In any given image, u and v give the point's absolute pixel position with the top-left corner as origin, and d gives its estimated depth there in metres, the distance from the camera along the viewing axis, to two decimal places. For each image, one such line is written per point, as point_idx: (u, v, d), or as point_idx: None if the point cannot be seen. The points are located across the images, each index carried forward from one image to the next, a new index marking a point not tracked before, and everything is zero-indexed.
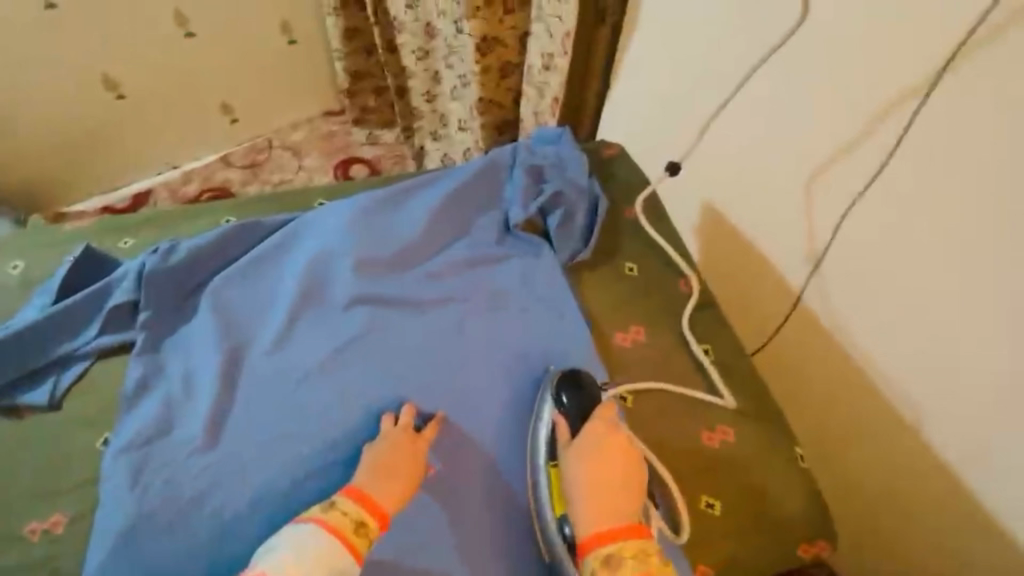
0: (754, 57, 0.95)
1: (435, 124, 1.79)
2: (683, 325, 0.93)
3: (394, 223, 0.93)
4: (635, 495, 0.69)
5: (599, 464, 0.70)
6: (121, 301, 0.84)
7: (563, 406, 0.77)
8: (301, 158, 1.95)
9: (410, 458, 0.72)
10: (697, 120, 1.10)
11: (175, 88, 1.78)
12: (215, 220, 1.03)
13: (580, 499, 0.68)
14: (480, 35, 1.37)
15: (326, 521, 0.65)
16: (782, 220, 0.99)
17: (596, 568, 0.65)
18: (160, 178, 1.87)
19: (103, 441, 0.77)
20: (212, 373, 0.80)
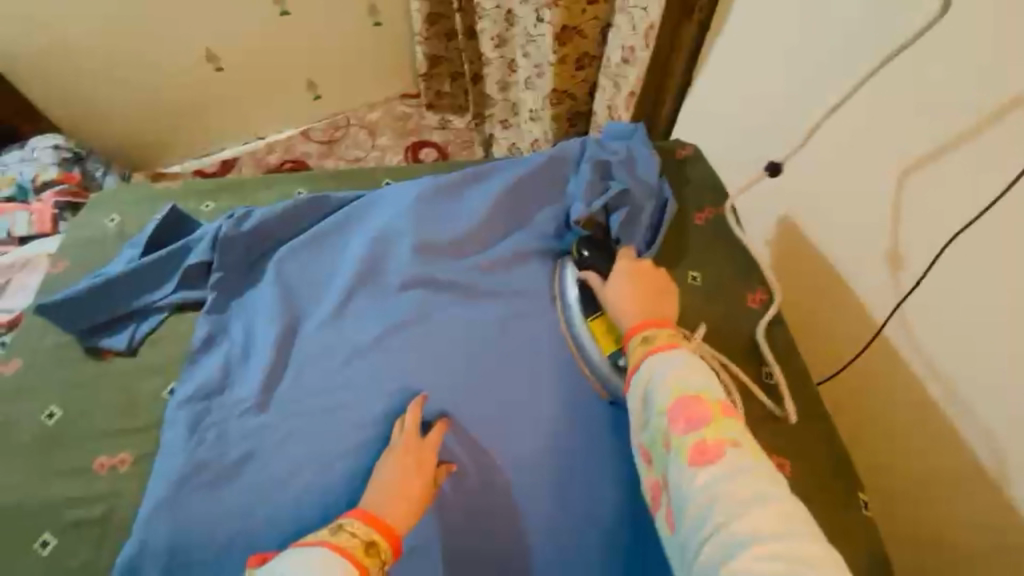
0: (870, 60, 0.84)
1: (507, 112, 1.80)
2: (760, 334, 0.86)
3: (448, 213, 0.93)
4: (667, 303, 0.77)
5: (630, 276, 0.78)
6: (198, 261, 0.90)
7: (586, 258, 0.87)
8: (375, 138, 2.01)
9: (413, 471, 0.70)
10: (784, 125, 1.02)
11: (265, 63, 1.87)
12: (287, 191, 1.08)
13: (617, 304, 0.75)
14: (559, 24, 1.33)
15: (334, 542, 0.62)
16: (865, 242, 0.90)
17: (637, 345, 0.70)
18: (246, 147, 1.98)
19: (169, 390, 0.83)
20: (269, 339, 0.84)
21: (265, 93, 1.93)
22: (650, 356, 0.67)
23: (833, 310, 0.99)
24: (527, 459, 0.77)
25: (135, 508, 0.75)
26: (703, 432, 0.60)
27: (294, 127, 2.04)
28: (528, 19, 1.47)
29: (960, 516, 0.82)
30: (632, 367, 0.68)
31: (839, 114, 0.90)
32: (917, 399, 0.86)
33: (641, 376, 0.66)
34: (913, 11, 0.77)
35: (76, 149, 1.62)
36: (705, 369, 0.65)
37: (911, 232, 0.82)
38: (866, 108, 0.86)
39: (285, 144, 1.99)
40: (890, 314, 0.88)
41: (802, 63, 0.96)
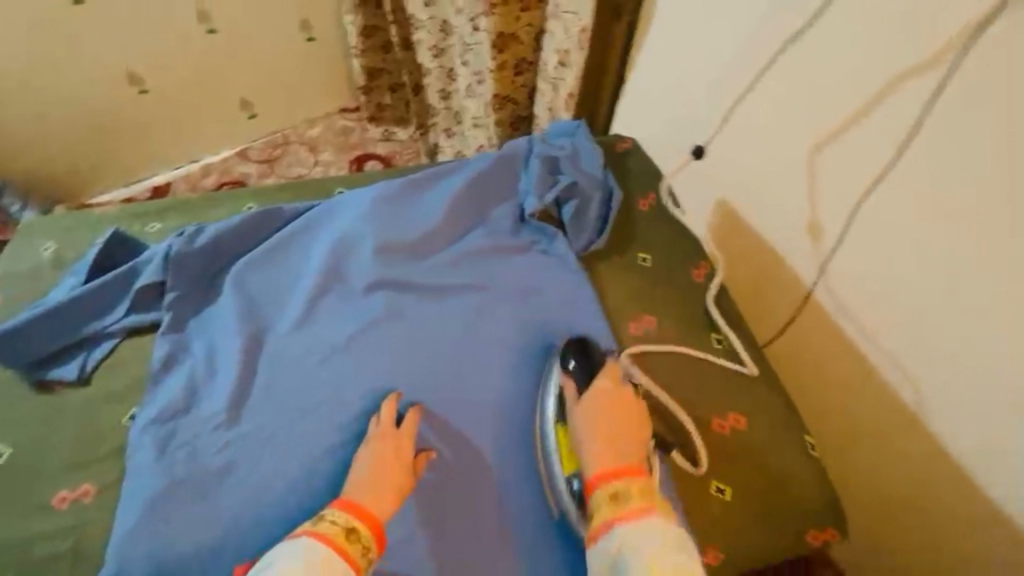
0: (774, 42, 0.95)
1: (449, 120, 1.83)
2: (710, 305, 0.94)
3: (406, 214, 0.95)
4: (640, 444, 0.73)
5: (607, 412, 0.74)
6: (149, 282, 0.87)
7: (569, 369, 0.79)
8: (317, 154, 2.00)
9: (394, 461, 0.72)
10: (709, 113, 1.12)
11: (196, 82, 1.82)
12: (237, 206, 1.06)
13: (586, 446, 0.72)
14: (496, 31, 1.39)
15: (317, 531, 0.65)
16: (790, 215, 1.01)
17: (603, 503, 0.68)
18: (177, 173, 1.92)
19: (129, 417, 0.80)
20: (235, 352, 0.83)
21: (199, 115, 1.88)
22: (621, 524, 0.66)
23: (772, 278, 1.08)
24: (503, 440, 0.80)
25: (106, 539, 0.72)
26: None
27: (232, 147, 1.99)
28: (463, 28, 1.53)
29: (903, 449, 0.94)
30: (601, 532, 0.67)
31: (757, 92, 1.01)
32: (848, 348, 0.98)
33: (612, 547, 0.65)
34: (801, 11, 0.90)
35: None
36: (684, 547, 0.64)
37: (825, 199, 0.94)
38: (776, 84, 0.97)
39: (223, 165, 1.95)
40: (819, 277, 0.99)
41: (718, 58, 1.06)
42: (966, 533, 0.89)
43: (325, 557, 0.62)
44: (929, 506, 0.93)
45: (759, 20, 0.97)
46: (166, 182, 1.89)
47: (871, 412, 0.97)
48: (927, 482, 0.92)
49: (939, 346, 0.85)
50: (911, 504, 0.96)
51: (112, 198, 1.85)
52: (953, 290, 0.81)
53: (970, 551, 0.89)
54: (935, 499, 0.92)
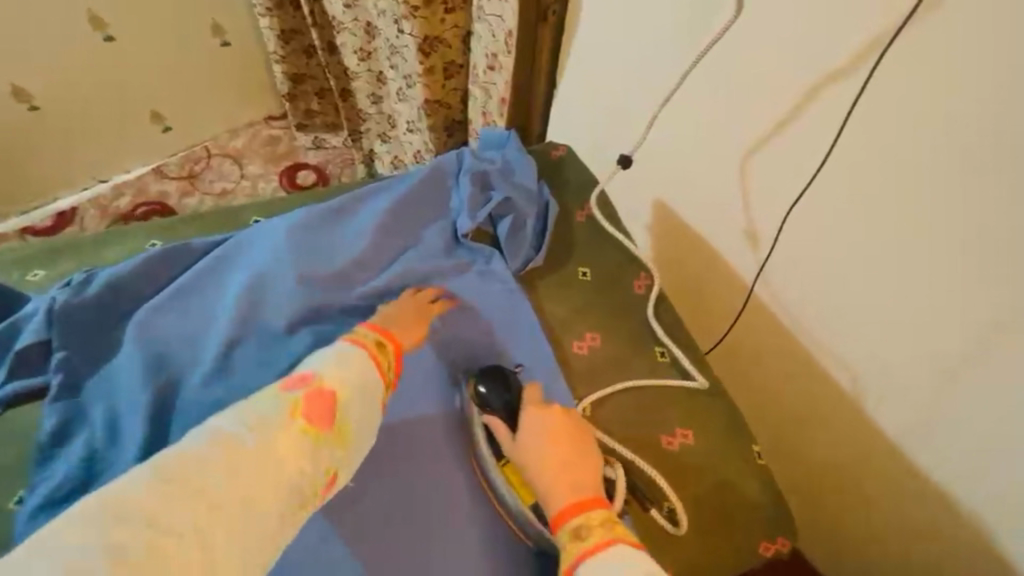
0: (704, 38, 0.94)
1: (383, 124, 1.75)
2: (649, 315, 0.93)
3: (326, 244, 0.88)
4: (592, 465, 0.71)
5: (545, 439, 0.72)
6: (30, 341, 0.77)
7: (489, 406, 0.77)
8: (243, 165, 1.89)
9: (415, 315, 0.82)
10: (642, 117, 1.11)
11: (96, 95, 1.69)
12: (139, 244, 0.96)
13: (542, 480, 0.70)
14: (421, 35, 1.33)
15: (351, 337, 0.73)
16: (726, 216, 1.03)
17: (567, 542, 0.66)
18: (86, 194, 1.77)
19: (18, 500, 0.71)
20: (140, 415, 0.75)
21: (104, 131, 1.75)
22: (585, 565, 0.63)
23: (720, 282, 1.10)
24: (443, 477, 0.77)
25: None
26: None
27: (144, 166, 1.86)
28: (389, 30, 1.45)
29: (848, 436, 0.99)
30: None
31: (683, 93, 1.01)
32: (792, 345, 1.02)
33: None
34: (720, 15, 0.90)
35: None
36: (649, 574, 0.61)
37: (757, 202, 0.97)
38: (710, 81, 0.95)
39: (137, 185, 1.80)
40: (757, 275, 1.03)
41: (644, 61, 1.05)
42: (910, 511, 0.94)
43: (364, 359, 0.70)
44: (874, 487, 0.98)
45: (687, 18, 0.95)
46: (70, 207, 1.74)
47: (817, 401, 1.01)
48: (872, 465, 0.97)
49: (875, 336, 0.89)
50: (857, 486, 1.01)
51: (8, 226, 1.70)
52: (886, 283, 0.85)
53: (914, 527, 0.95)
54: (872, 476, 0.98)
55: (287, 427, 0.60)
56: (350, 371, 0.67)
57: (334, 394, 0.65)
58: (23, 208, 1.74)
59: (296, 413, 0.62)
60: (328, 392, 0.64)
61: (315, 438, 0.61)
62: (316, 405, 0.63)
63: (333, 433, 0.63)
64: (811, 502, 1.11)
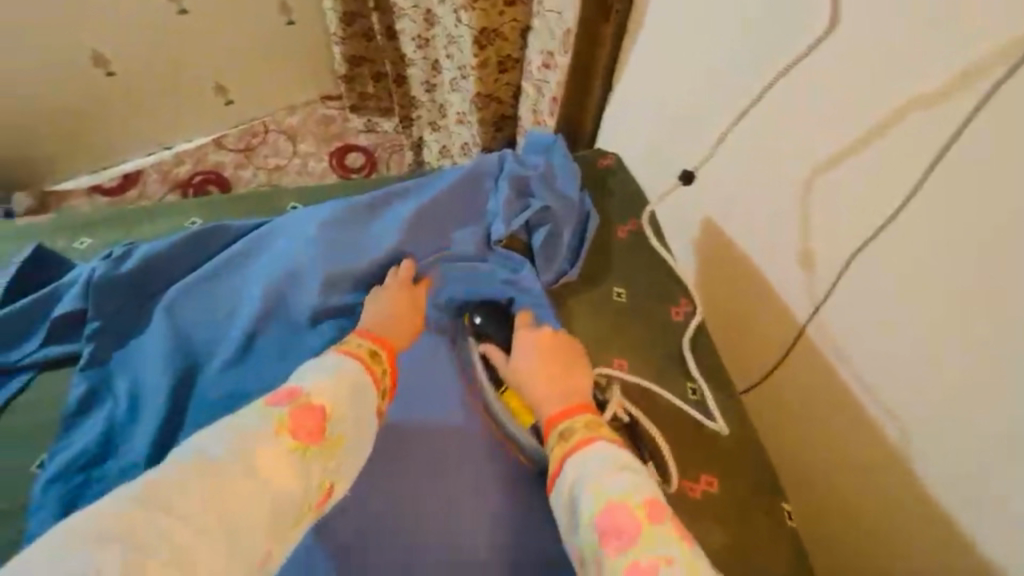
0: (775, 64, 0.86)
1: (434, 113, 1.73)
2: (684, 347, 0.87)
3: (356, 240, 0.87)
4: (582, 379, 0.75)
5: (536, 358, 0.76)
6: (69, 310, 0.79)
7: (483, 329, 0.84)
8: (296, 143, 1.92)
9: (409, 312, 0.80)
10: (710, 134, 1.02)
11: (166, 66, 1.75)
12: (180, 221, 0.97)
13: (534, 391, 0.74)
14: (479, 27, 1.29)
15: (343, 348, 0.69)
16: (774, 245, 0.95)
17: (555, 444, 0.68)
18: (149, 160, 1.86)
19: (39, 464, 0.73)
20: (159, 396, 0.76)
21: (169, 101, 1.81)
22: (572, 458, 0.65)
23: (765, 315, 1.02)
24: (450, 462, 0.77)
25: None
26: (633, 552, 0.56)
27: (205, 136, 1.92)
28: (448, 20, 1.42)
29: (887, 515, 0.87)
30: (555, 475, 0.66)
31: (753, 115, 0.92)
32: (849, 397, 0.88)
33: (564, 484, 0.64)
34: (808, 27, 0.80)
35: None
36: (628, 465, 0.63)
37: (820, 227, 0.85)
38: (782, 103, 0.87)
39: (197, 155, 1.87)
40: (811, 316, 0.92)
41: (715, 72, 0.97)
42: None
43: (357, 370, 0.66)
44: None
45: (761, 40, 0.87)
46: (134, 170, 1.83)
47: (858, 463, 0.89)
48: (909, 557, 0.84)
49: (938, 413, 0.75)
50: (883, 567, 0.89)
51: (77, 185, 1.80)
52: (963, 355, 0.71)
53: None
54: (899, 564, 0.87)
55: (266, 443, 0.57)
56: (342, 382, 0.63)
57: (324, 409, 0.61)
58: (92, 168, 1.83)
59: (281, 430, 0.58)
60: (318, 407, 0.60)
61: (303, 450, 0.58)
62: (306, 418, 0.59)
63: (324, 446, 0.60)
64: (817, 528, 1.00)
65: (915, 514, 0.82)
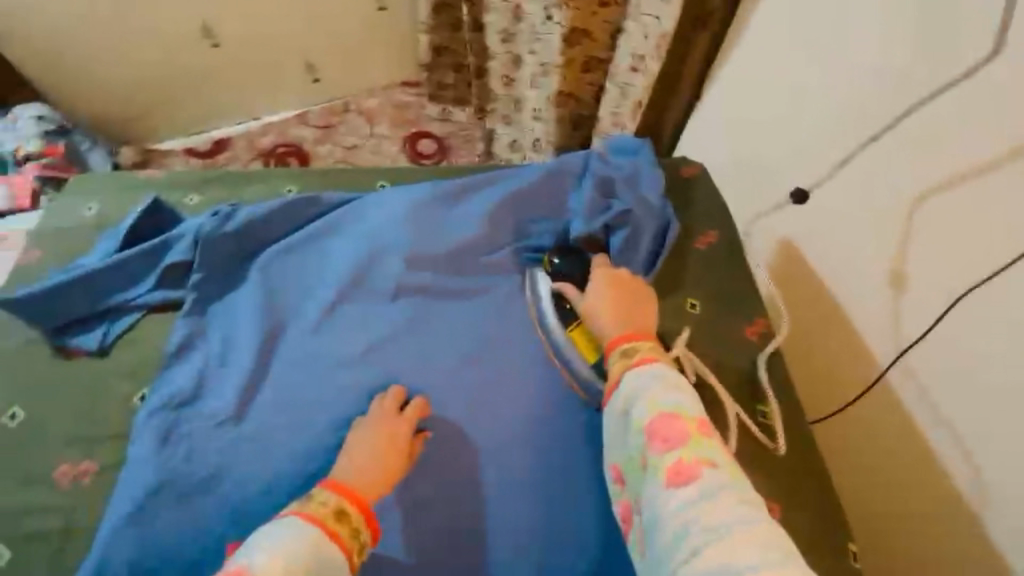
0: (919, 91, 0.81)
1: (509, 107, 1.74)
2: (758, 366, 0.84)
3: (439, 226, 0.91)
4: (647, 315, 0.78)
5: (606, 289, 0.79)
6: (177, 260, 0.86)
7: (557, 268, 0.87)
8: (373, 125, 2.00)
9: (391, 449, 0.71)
10: (827, 160, 0.96)
11: (265, 41, 1.85)
12: (275, 187, 1.02)
13: (601, 322, 0.77)
14: (570, 26, 1.31)
15: (305, 512, 0.61)
16: (859, 270, 0.93)
17: (617, 360, 0.72)
18: (236, 130, 1.98)
19: (140, 398, 0.79)
20: (252, 348, 0.82)
21: (262, 74, 1.92)
22: (629, 372, 0.69)
23: (840, 343, 0.99)
24: (502, 414, 0.79)
25: (82, 557, 0.68)
26: (678, 452, 0.62)
27: (291, 110, 2.02)
28: (536, 17, 1.43)
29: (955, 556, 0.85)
30: (613, 385, 0.70)
31: (882, 143, 0.87)
32: (912, 436, 0.88)
33: (617, 392, 0.69)
34: (968, 50, 0.74)
35: (60, 121, 1.71)
36: (682, 385, 0.67)
37: (916, 260, 0.84)
38: (909, 134, 0.83)
39: (281, 127, 1.98)
40: (895, 360, 0.89)
41: (852, 87, 0.91)
42: None
43: (315, 539, 0.59)
44: None
45: (904, 63, 0.83)
46: (223, 137, 1.95)
47: (930, 503, 0.87)
48: None
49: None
50: None
51: (171, 147, 1.95)
52: None
53: None
54: None
55: None
56: (300, 558, 0.57)
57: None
58: (186, 133, 1.97)
59: None
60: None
61: None
62: None
63: None
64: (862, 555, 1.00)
65: (986, 561, 0.80)
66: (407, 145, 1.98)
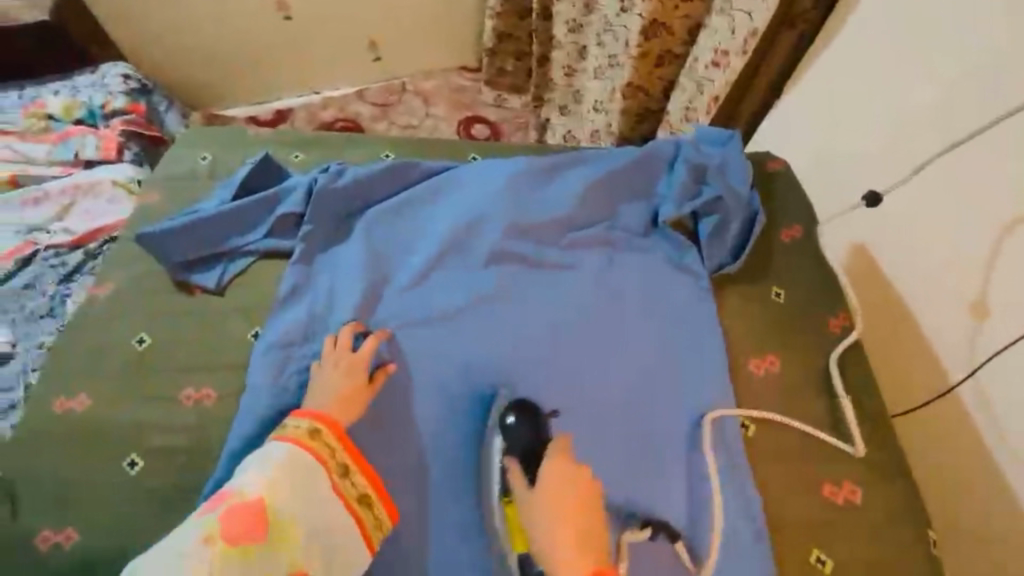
0: (1005, 103, 0.82)
1: (567, 98, 1.78)
2: (830, 364, 0.86)
3: (535, 200, 0.95)
4: (596, 526, 0.65)
5: (548, 510, 0.66)
6: (288, 211, 0.92)
7: (511, 443, 0.73)
8: (429, 106, 2.04)
9: (346, 392, 0.76)
10: (911, 161, 0.97)
11: (333, 17, 1.91)
12: (375, 152, 1.08)
13: (551, 550, 0.63)
14: (650, 18, 1.28)
15: (285, 437, 0.71)
16: (935, 278, 0.94)
17: None
18: (298, 101, 2.05)
19: (253, 334, 0.85)
20: (352, 299, 0.86)
21: (329, 49, 1.98)
22: None
23: (903, 349, 1.00)
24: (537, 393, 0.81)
25: (205, 476, 0.74)
26: None
27: (350, 87, 2.08)
28: (610, 8, 1.43)
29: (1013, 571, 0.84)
30: None
31: (964, 151, 0.88)
32: (984, 453, 0.86)
33: None
34: None
35: (143, 81, 1.75)
36: None
37: (999, 271, 0.84)
38: (1000, 144, 0.83)
39: (340, 103, 2.02)
40: (971, 372, 0.89)
41: (942, 93, 0.91)
42: None
43: (291, 453, 0.69)
44: None
45: (991, 77, 0.85)
46: (286, 108, 2.02)
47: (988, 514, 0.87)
48: None
49: None
50: None
51: (236, 114, 2.03)
52: None
53: None
54: None
55: (204, 555, 0.62)
56: (280, 475, 0.67)
57: (260, 501, 0.66)
58: (251, 101, 2.05)
59: (213, 534, 0.63)
60: (254, 501, 0.66)
61: (240, 548, 0.63)
62: (237, 517, 0.65)
63: (271, 535, 0.65)
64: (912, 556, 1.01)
65: None
66: (461, 128, 2.03)
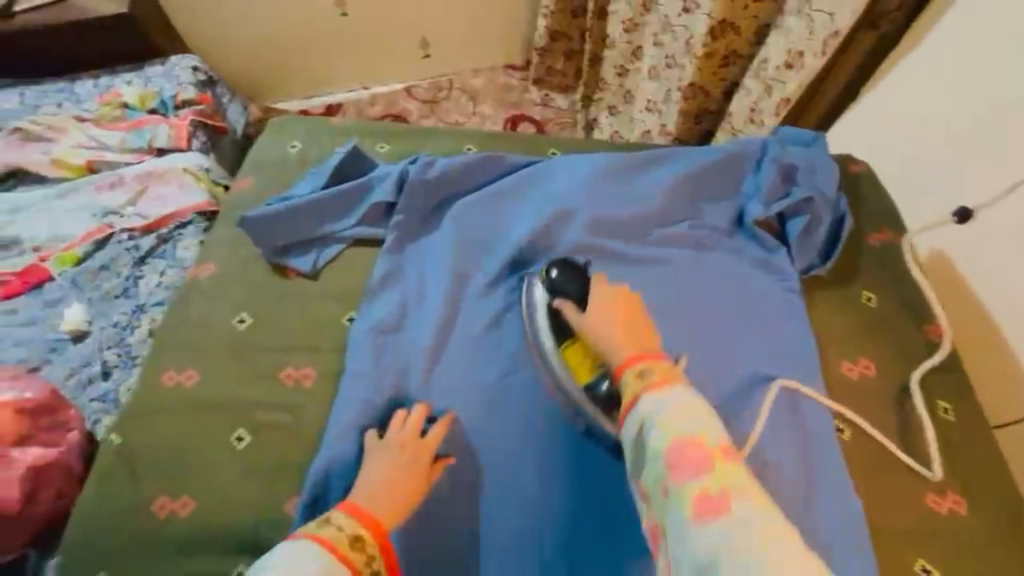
0: None
1: (618, 98, 1.77)
2: (912, 381, 0.83)
3: (619, 195, 0.95)
4: (645, 322, 0.71)
5: (600, 312, 0.72)
6: (382, 200, 0.94)
7: (555, 282, 0.81)
8: (476, 104, 2.06)
9: (413, 473, 0.70)
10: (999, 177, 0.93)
11: (387, 15, 1.94)
12: (457, 144, 1.09)
13: (605, 339, 0.70)
14: (719, 17, 1.26)
15: (322, 537, 0.61)
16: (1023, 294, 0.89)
17: (632, 380, 0.64)
18: (351, 96, 2.09)
19: (349, 318, 0.87)
20: (440, 288, 0.88)
21: (384, 45, 2.01)
22: (644, 393, 0.61)
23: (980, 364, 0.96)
24: None
25: (308, 454, 0.76)
26: None
27: (399, 83, 2.11)
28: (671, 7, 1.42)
29: None
30: (629, 406, 0.62)
31: None
32: None
33: (640, 415, 0.60)
34: None
35: (209, 73, 1.80)
36: None
37: None
38: None
39: (389, 98, 2.07)
40: None
41: None
42: None
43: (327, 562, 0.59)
44: None
45: None
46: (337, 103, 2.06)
47: None
48: None
49: None
50: None
51: (289, 107, 2.08)
52: None
53: None
54: None
55: None
56: None
57: None
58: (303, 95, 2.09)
59: None
60: None
61: None
62: None
63: None
64: None
65: None
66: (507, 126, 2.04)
